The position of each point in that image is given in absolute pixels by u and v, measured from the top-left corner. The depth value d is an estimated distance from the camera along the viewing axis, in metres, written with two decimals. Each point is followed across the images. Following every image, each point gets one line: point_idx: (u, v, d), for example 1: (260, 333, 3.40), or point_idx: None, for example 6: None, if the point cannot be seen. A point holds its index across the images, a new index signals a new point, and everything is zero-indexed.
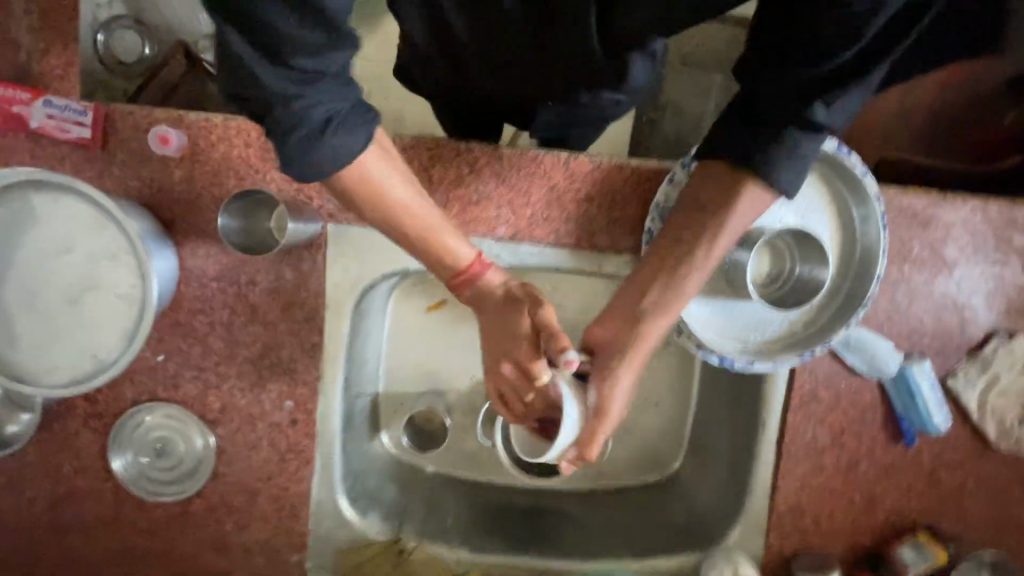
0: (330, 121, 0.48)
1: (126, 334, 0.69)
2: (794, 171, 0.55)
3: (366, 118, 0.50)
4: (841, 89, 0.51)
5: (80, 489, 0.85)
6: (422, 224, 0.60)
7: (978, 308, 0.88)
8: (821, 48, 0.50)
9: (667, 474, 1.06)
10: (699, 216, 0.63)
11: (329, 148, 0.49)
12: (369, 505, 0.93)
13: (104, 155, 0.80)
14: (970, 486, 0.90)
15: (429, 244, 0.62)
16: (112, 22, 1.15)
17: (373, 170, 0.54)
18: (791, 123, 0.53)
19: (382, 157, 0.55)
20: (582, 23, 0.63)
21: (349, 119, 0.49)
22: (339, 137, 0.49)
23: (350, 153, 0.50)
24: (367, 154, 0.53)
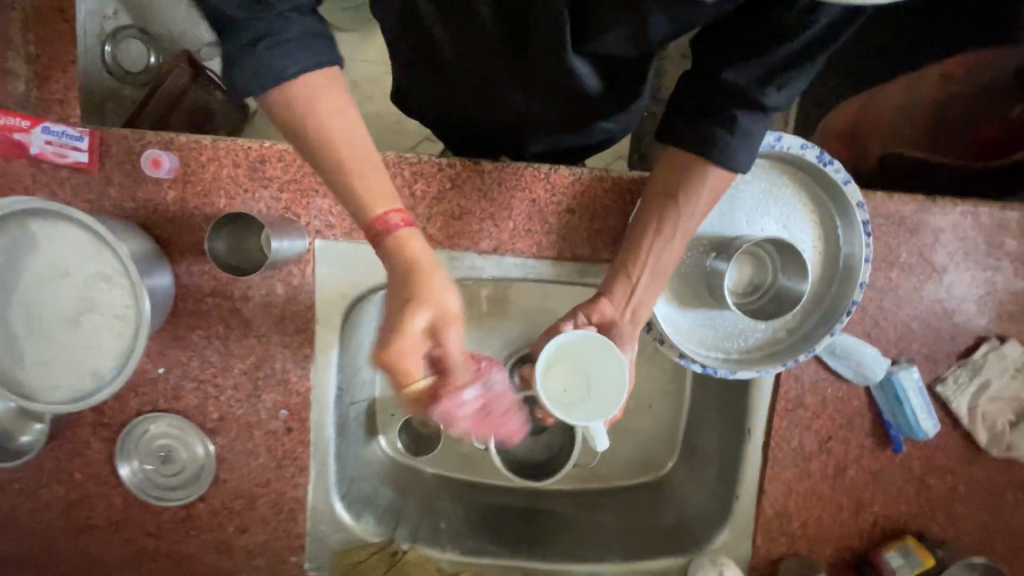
0: (266, 39, 0.54)
1: (124, 351, 0.73)
2: (746, 149, 0.64)
3: (312, 44, 0.55)
4: (783, 77, 0.60)
5: (92, 494, 0.90)
6: (348, 167, 0.59)
7: (970, 313, 0.87)
8: (771, 39, 0.58)
9: (660, 476, 1.08)
10: (667, 200, 0.69)
11: (259, 60, 0.54)
12: (364, 508, 0.96)
13: (100, 178, 0.83)
14: (960, 492, 0.89)
15: (355, 187, 0.60)
16: (119, 34, 1.16)
17: (316, 101, 0.57)
18: (742, 106, 0.61)
19: (333, 95, 0.57)
20: (558, 29, 0.61)
21: (289, 41, 0.54)
22: (271, 55, 0.54)
23: (280, 70, 0.55)
24: (310, 88, 0.56)
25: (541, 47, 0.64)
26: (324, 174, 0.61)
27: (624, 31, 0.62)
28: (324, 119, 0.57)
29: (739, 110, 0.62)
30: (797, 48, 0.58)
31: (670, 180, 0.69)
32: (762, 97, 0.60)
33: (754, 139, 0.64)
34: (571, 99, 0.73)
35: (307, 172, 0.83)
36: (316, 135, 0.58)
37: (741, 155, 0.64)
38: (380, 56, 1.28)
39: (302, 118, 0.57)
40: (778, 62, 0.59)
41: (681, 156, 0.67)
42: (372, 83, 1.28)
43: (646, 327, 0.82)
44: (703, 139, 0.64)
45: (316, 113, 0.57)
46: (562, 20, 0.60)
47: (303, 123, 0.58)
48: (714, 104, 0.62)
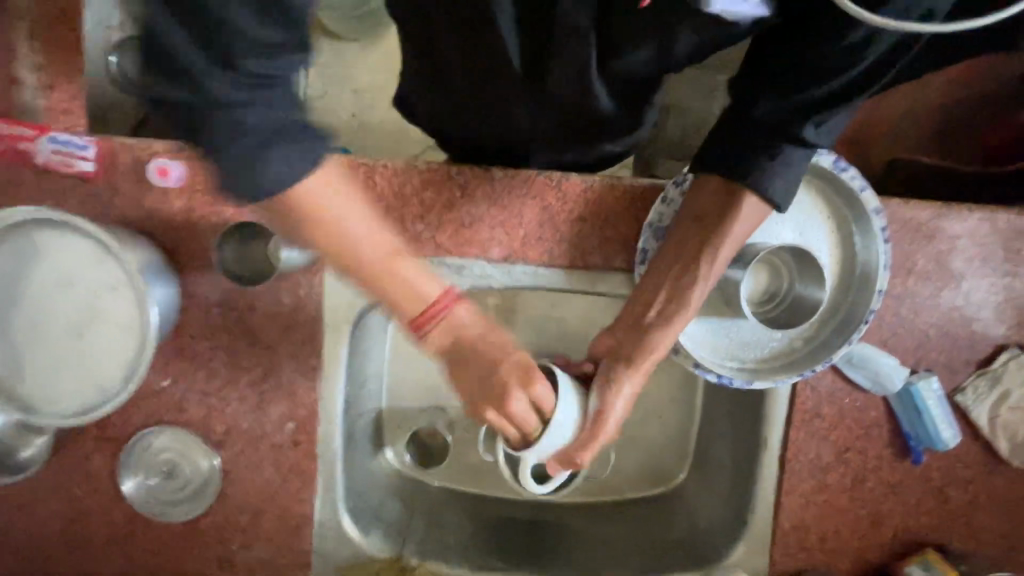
0: (268, 142, 0.50)
1: (129, 364, 0.71)
2: (786, 185, 0.62)
3: (309, 149, 0.52)
4: (823, 113, 0.58)
5: (93, 509, 0.88)
6: (380, 262, 0.63)
7: (988, 321, 0.86)
8: (816, 70, 0.57)
9: (671, 487, 1.06)
10: (701, 223, 0.69)
11: (275, 167, 0.51)
12: (372, 523, 0.93)
13: (106, 187, 0.82)
14: (982, 503, 0.88)
15: (391, 284, 0.65)
16: (125, 44, 1.15)
17: (325, 202, 0.58)
18: (782, 138, 0.59)
19: (334, 182, 0.58)
20: (581, 48, 0.60)
21: (292, 142, 0.51)
22: (276, 164, 0.51)
23: (293, 175, 0.52)
24: (317, 183, 0.56)
25: (561, 67, 0.63)
26: (341, 261, 0.63)
27: (648, 48, 0.61)
28: (340, 217, 0.59)
29: (783, 143, 0.60)
30: (840, 83, 0.57)
31: (700, 205, 0.69)
32: (801, 130, 0.58)
33: (796, 175, 0.62)
34: (586, 117, 0.73)
35: None
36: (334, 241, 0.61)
37: (778, 186, 0.62)
38: (387, 66, 1.28)
39: (312, 217, 0.58)
40: (817, 98, 0.58)
41: (711, 184, 0.68)
42: (377, 93, 1.27)
43: None
44: (743, 168, 0.62)
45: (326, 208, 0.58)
46: (588, 42, 0.60)
47: (315, 224, 0.59)
48: (757, 134, 0.60)
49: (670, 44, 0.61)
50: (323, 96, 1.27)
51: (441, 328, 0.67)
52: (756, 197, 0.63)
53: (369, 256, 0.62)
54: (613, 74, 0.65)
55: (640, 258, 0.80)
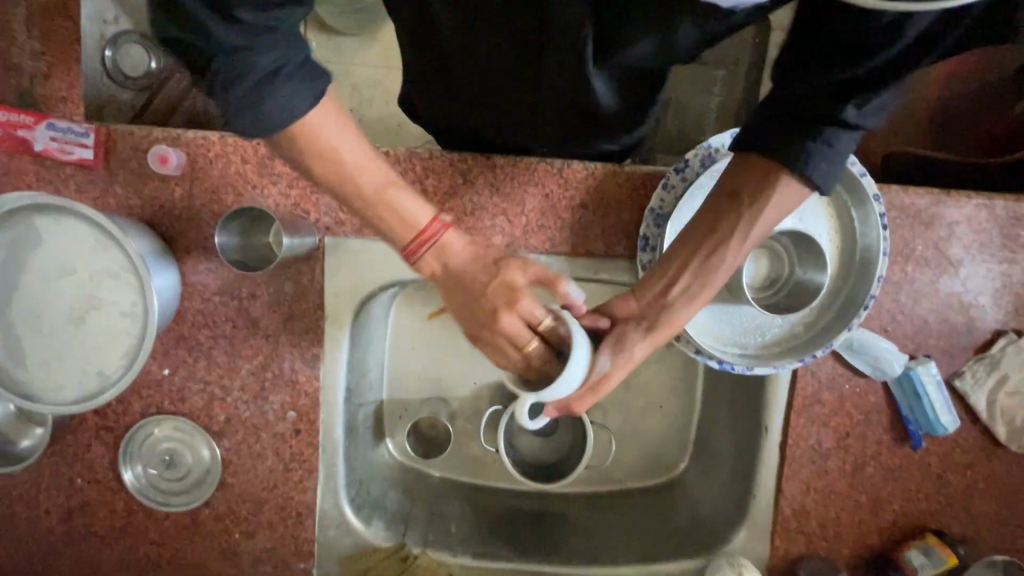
0: (280, 70, 0.51)
1: (130, 350, 0.71)
2: (831, 166, 0.59)
3: (317, 76, 0.53)
4: (867, 95, 0.56)
5: (93, 500, 0.88)
6: (375, 192, 0.59)
7: (986, 307, 0.87)
8: (852, 57, 0.55)
9: (673, 477, 1.06)
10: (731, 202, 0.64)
11: (275, 103, 0.52)
12: (373, 513, 0.93)
13: (105, 174, 0.82)
14: (980, 488, 0.88)
15: (381, 213, 0.61)
16: (120, 39, 1.12)
17: (319, 129, 0.55)
18: (824, 122, 0.57)
19: (331, 111, 0.56)
20: (578, 39, 0.60)
21: (297, 72, 0.52)
22: (285, 88, 0.51)
23: (295, 112, 0.53)
24: (317, 113, 0.55)
25: (559, 59, 0.63)
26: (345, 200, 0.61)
27: (647, 42, 0.61)
28: (331, 146, 0.56)
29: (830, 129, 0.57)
30: (880, 63, 0.54)
31: (740, 178, 0.63)
32: (843, 113, 0.56)
33: (840, 155, 0.59)
34: (586, 111, 0.73)
35: None
36: (320, 162, 0.57)
37: (824, 170, 0.59)
38: (385, 60, 1.27)
39: (310, 148, 0.56)
40: (857, 80, 0.55)
41: (753, 160, 0.62)
42: (376, 87, 1.27)
43: None
44: (786, 152, 0.58)
45: (319, 137, 0.55)
46: (582, 37, 0.60)
47: (312, 157, 0.57)
48: (799, 119, 0.59)
49: (671, 39, 0.61)
50: None
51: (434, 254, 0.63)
52: (799, 179, 0.60)
53: (363, 188, 0.59)
54: (613, 68, 0.65)
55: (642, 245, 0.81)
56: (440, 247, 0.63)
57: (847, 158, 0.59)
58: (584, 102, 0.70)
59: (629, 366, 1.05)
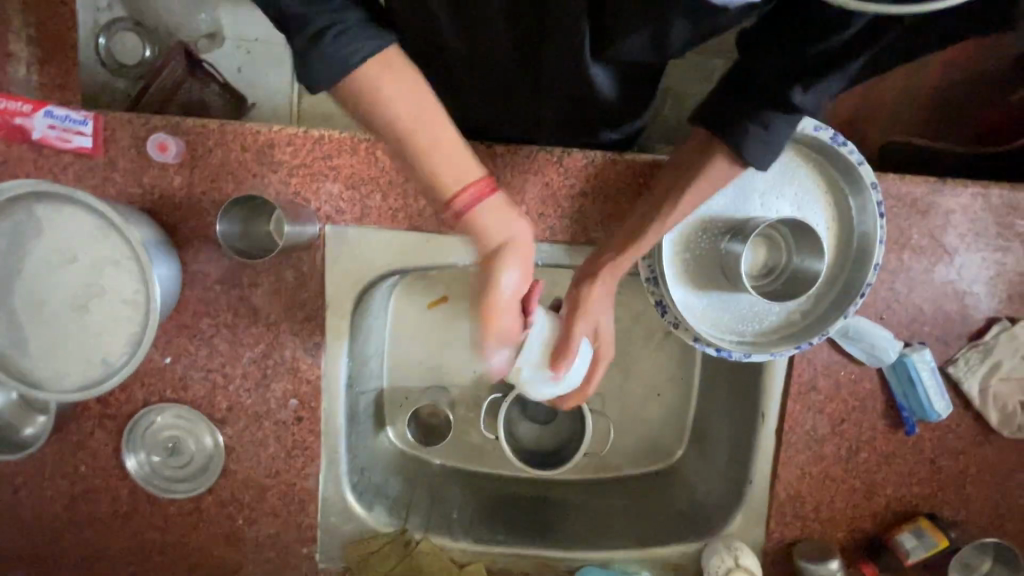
0: (332, 29, 0.52)
1: (133, 338, 0.72)
2: (767, 151, 0.65)
3: (374, 31, 0.54)
4: (818, 78, 0.58)
5: (97, 487, 0.88)
6: (423, 144, 0.55)
7: (980, 295, 0.88)
8: (816, 40, 0.57)
9: (670, 464, 1.08)
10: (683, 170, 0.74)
11: (331, 52, 0.51)
12: (376, 499, 0.94)
13: (105, 163, 0.82)
14: (972, 473, 0.90)
15: (430, 167, 0.56)
16: (113, 26, 1.14)
17: (373, 78, 0.54)
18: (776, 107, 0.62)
19: (393, 66, 0.54)
20: (572, 29, 0.60)
21: (352, 30, 0.52)
22: (341, 43, 0.52)
23: (356, 61, 0.52)
24: (374, 66, 0.53)
25: (554, 50, 0.63)
26: (397, 154, 0.58)
27: (641, 38, 0.60)
28: (386, 96, 0.54)
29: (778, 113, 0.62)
30: (838, 47, 0.56)
31: (687, 159, 0.74)
32: (790, 96, 0.60)
33: (777, 142, 0.64)
34: (586, 102, 0.73)
35: (317, 157, 0.82)
36: (372, 112, 0.55)
37: (758, 152, 0.65)
38: None
39: (361, 100, 0.55)
40: (812, 62, 0.58)
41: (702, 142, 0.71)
42: None
43: (660, 311, 0.82)
44: (729, 131, 0.65)
45: (374, 85, 0.54)
46: (578, 27, 0.60)
47: (367, 103, 0.55)
48: (749, 98, 0.63)
49: (666, 38, 0.60)
50: None
51: (481, 215, 0.56)
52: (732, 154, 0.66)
53: (416, 139, 0.55)
54: (610, 61, 0.65)
55: None
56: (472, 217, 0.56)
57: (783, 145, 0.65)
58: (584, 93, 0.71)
59: (627, 354, 1.06)
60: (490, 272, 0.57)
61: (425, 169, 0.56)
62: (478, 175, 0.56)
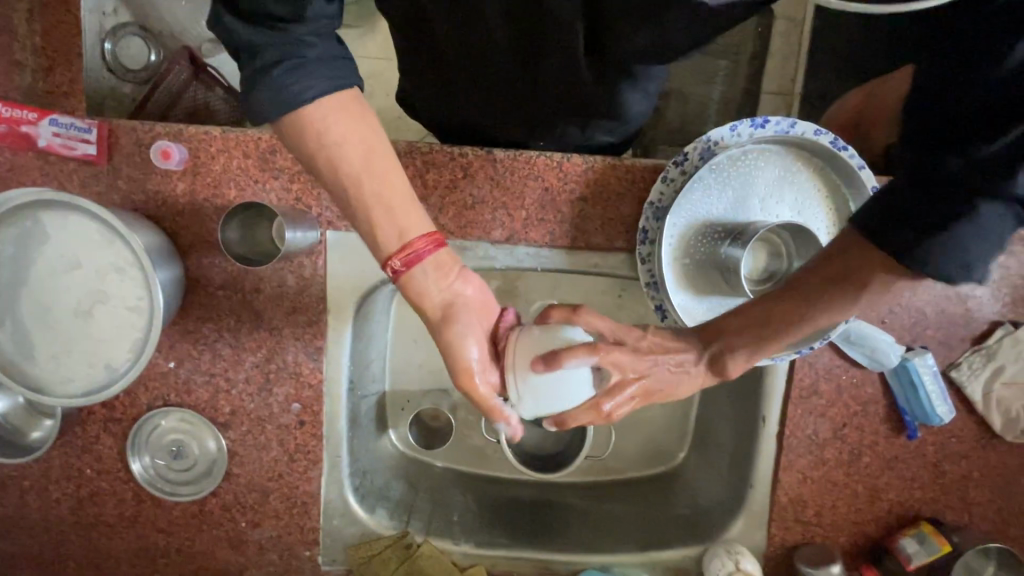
0: (283, 62, 0.51)
1: (136, 344, 0.72)
2: (961, 259, 0.47)
3: (336, 70, 0.53)
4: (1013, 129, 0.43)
5: (103, 490, 0.89)
6: (372, 198, 0.57)
7: (983, 298, 0.87)
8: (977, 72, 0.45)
9: (672, 466, 1.08)
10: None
11: (275, 85, 0.52)
12: (377, 502, 0.95)
13: (109, 170, 0.83)
14: (975, 477, 0.89)
15: (369, 218, 0.58)
16: (118, 31, 1.16)
17: (324, 118, 0.54)
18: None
19: (345, 107, 0.54)
20: (569, 35, 0.61)
21: (309, 67, 0.52)
22: (291, 78, 0.52)
23: (300, 98, 0.52)
24: (325, 107, 0.54)
25: (551, 56, 0.64)
26: (339, 200, 0.59)
27: (637, 43, 0.61)
28: (335, 137, 0.55)
29: (972, 195, 0.46)
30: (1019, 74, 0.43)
31: (847, 264, 0.57)
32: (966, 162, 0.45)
33: (977, 241, 0.46)
34: (582, 108, 0.73)
35: None
36: (318, 152, 0.56)
37: (952, 264, 0.48)
38: (383, 51, 1.26)
39: (311, 140, 0.55)
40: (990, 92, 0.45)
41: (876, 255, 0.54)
42: (375, 79, 1.27)
43: (659, 315, 0.82)
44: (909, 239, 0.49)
45: (324, 126, 0.54)
46: (574, 33, 0.61)
47: (315, 146, 0.55)
48: (926, 192, 0.48)
49: (661, 42, 0.60)
50: None
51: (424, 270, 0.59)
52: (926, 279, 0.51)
53: (363, 192, 0.57)
54: (605, 67, 0.65)
55: (641, 237, 0.82)
56: (412, 274, 0.59)
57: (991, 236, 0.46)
58: (580, 99, 0.71)
59: None
60: (447, 331, 0.62)
61: (365, 220, 0.58)
62: (424, 232, 0.59)
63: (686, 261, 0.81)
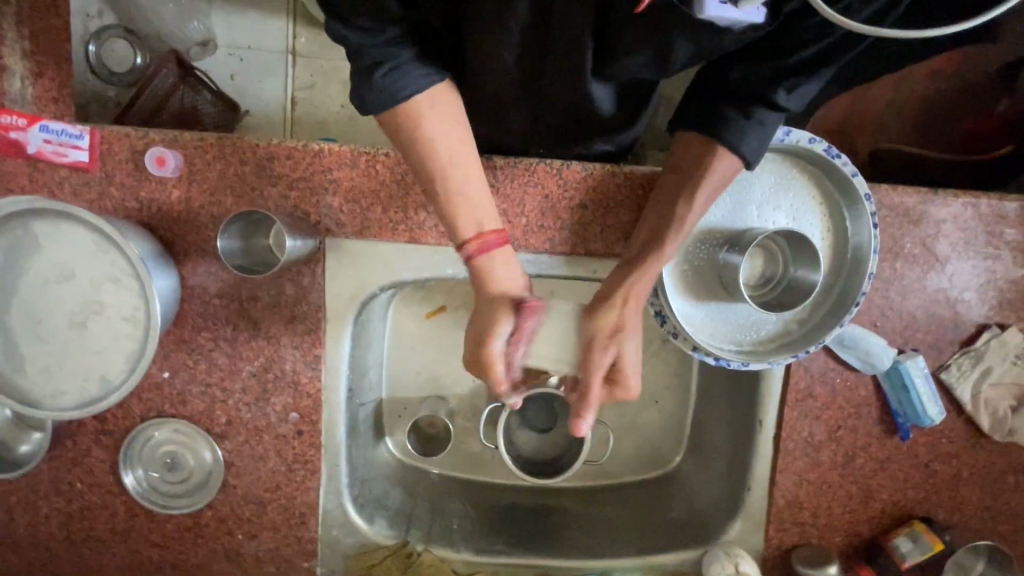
0: (386, 64, 0.58)
1: (132, 355, 0.71)
2: (759, 143, 0.65)
3: (426, 73, 0.60)
4: (793, 80, 0.63)
5: (94, 504, 0.87)
6: (456, 186, 0.62)
7: (971, 302, 0.89)
8: (782, 50, 0.61)
9: (667, 470, 1.09)
10: (681, 176, 0.71)
11: (378, 88, 0.58)
12: (376, 512, 0.94)
13: (101, 177, 0.81)
14: (964, 476, 0.92)
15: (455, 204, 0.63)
16: (103, 33, 1.14)
17: (426, 112, 0.60)
18: (755, 102, 0.64)
19: (442, 104, 0.62)
20: (577, 47, 0.61)
21: (406, 67, 0.59)
22: (391, 78, 0.58)
23: (399, 92, 0.58)
24: (425, 101, 0.60)
25: (558, 66, 0.64)
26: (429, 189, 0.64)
27: (643, 57, 0.62)
28: (432, 130, 0.61)
29: (755, 107, 0.64)
30: (807, 57, 0.61)
31: (682, 157, 0.71)
32: (772, 95, 0.63)
33: (766, 133, 0.65)
34: (585, 117, 0.74)
35: (317, 170, 0.82)
36: (415, 145, 0.61)
37: (752, 145, 0.65)
38: None
39: (411, 127, 0.61)
40: (791, 66, 0.61)
41: (692, 139, 0.70)
42: None
43: (659, 321, 0.82)
44: (711, 118, 0.66)
45: (422, 119, 0.60)
46: (583, 47, 0.61)
47: (413, 134, 0.61)
48: (722, 92, 0.66)
49: (666, 55, 0.61)
50: (310, 88, 1.27)
51: (495, 259, 0.63)
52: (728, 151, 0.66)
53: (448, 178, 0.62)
54: (611, 77, 0.66)
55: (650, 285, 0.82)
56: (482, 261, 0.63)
57: (770, 137, 0.66)
58: (585, 110, 0.72)
59: None
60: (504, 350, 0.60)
61: (449, 203, 0.63)
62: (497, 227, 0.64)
63: (685, 268, 0.82)
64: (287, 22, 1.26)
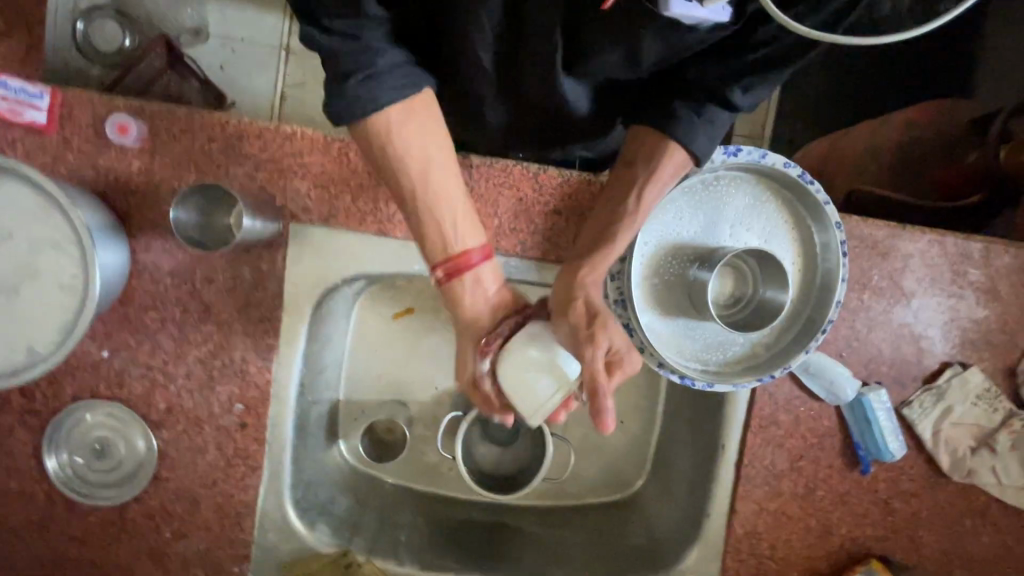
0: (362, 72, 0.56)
1: (64, 327, 0.67)
2: (709, 139, 0.65)
3: (401, 86, 0.57)
4: (750, 80, 0.63)
5: (11, 489, 0.81)
6: (431, 197, 0.61)
7: (935, 339, 0.90)
8: (742, 47, 0.62)
9: (628, 495, 1.04)
10: (628, 171, 0.70)
11: (350, 99, 0.56)
12: (319, 517, 0.89)
13: (58, 141, 0.78)
14: (922, 516, 0.90)
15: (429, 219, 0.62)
16: (92, 13, 1.08)
17: (395, 118, 0.58)
18: (708, 100, 0.64)
19: (419, 111, 0.59)
20: (546, 37, 0.61)
21: (381, 79, 0.56)
22: (364, 89, 0.56)
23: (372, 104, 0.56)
24: (400, 108, 0.58)
25: (529, 59, 0.64)
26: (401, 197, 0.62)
27: (617, 52, 0.62)
28: (405, 134, 0.58)
29: (708, 103, 0.64)
30: (762, 57, 0.62)
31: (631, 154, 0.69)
32: (727, 93, 0.63)
33: (717, 130, 0.65)
34: (558, 120, 0.74)
35: (287, 153, 0.80)
36: (384, 151, 0.59)
37: (702, 142, 0.65)
38: None
39: (379, 137, 0.59)
40: (747, 63, 0.62)
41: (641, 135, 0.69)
42: None
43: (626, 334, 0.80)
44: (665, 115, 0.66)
45: (391, 125, 0.58)
46: (553, 39, 0.61)
47: (380, 143, 0.59)
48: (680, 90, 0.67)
49: (638, 53, 0.61)
50: (300, 86, 1.26)
51: (467, 280, 0.63)
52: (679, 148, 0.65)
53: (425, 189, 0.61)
54: (583, 76, 0.66)
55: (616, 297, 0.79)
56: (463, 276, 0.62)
57: (722, 134, 0.66)
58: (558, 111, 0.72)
59: None
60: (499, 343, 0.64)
61: (423, 216, 0.61)
62: (476, 243, 0.63)
63: (655, 281, 0.81)
64: (283, 19, 1.25)
